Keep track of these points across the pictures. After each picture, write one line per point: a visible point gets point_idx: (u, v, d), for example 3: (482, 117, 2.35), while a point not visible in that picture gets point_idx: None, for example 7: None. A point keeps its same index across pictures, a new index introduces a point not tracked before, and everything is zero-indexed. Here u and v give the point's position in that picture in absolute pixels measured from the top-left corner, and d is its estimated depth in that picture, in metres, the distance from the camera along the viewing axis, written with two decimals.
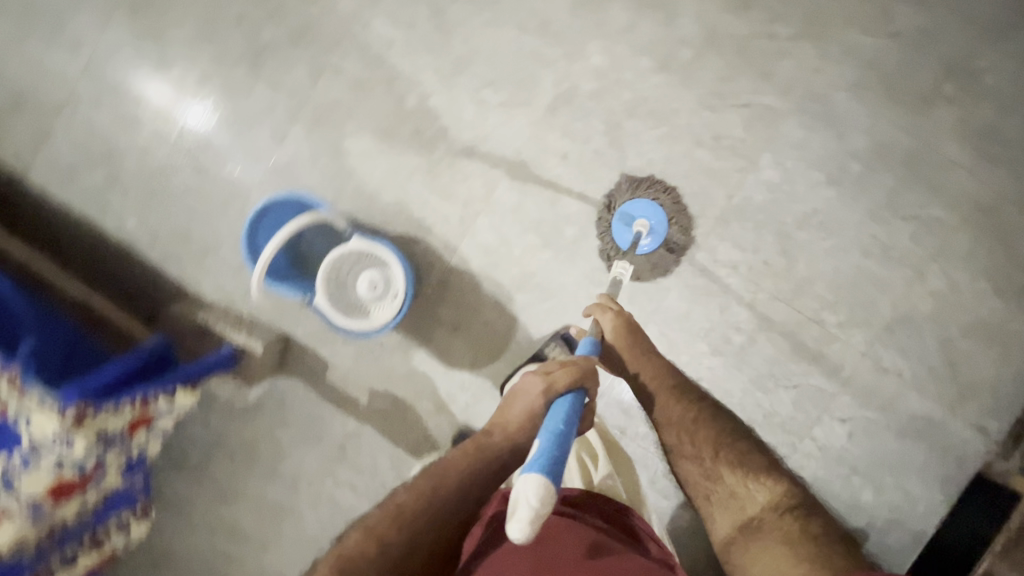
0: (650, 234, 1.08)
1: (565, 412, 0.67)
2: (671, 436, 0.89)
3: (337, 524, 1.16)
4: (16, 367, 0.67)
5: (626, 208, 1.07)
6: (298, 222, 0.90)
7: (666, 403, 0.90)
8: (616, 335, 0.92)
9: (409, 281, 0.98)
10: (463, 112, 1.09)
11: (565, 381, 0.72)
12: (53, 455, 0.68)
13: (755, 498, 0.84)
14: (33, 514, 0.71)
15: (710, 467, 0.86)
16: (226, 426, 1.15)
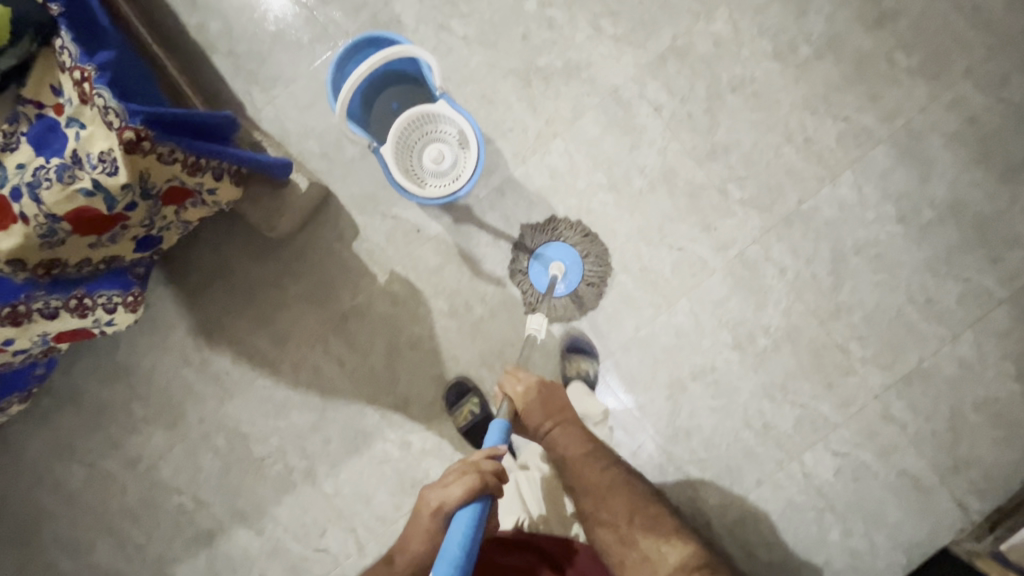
0: (565, 277, 1.08)
1: (464, 528, 0.59)
2: (586, 501, 0.89)
3: (309, 395, 1.11)
4: (92, 66, 0.63)
5: (542, 250, 1.08)
6: (409, 48, 0.87)
7: (585, 469, 0.90)
8: (528, 402, 0.90)
9: (476, 165, 0.94)
10: (576, 32, 1.07)
11: (461, 495, 0.67)
12: (91, 175, 0.64)
13: (667, 560, 0.85)
14: (46, 231, 0.66)
15: (624, 533, 0.86)
16: (232, 259, 1.10)
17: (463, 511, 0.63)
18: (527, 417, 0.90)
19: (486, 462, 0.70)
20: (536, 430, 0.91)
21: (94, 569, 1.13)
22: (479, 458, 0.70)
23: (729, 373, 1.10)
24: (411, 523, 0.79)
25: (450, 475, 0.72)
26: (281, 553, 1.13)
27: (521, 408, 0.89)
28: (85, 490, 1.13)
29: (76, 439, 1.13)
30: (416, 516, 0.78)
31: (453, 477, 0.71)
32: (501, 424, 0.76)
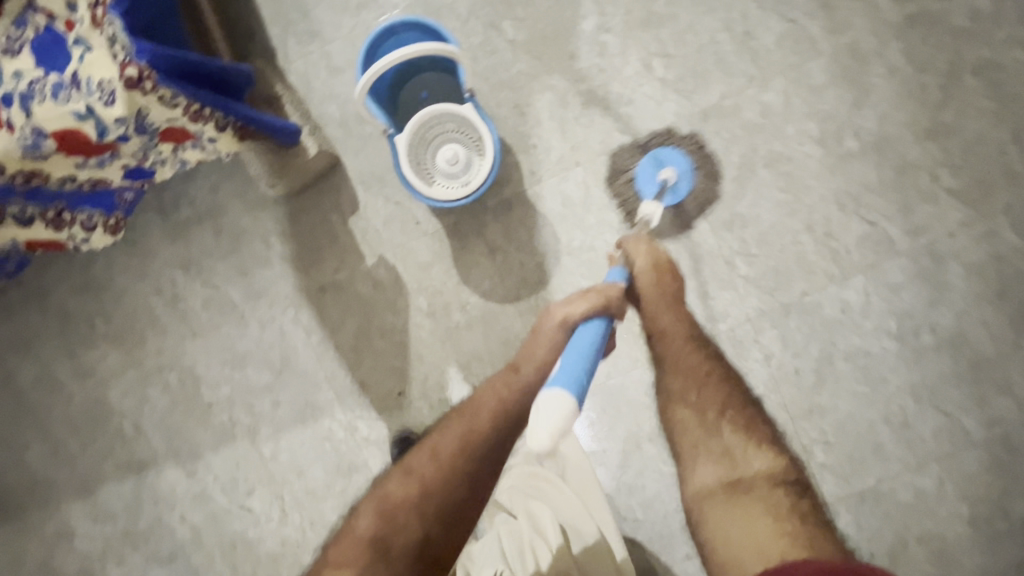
0: (676, 184, 1.03)
1: (592, 335, 0.71)
2: (676, 381, 0.90)
3: (272, 355, 1.11)
4: None
5: (659, 152, 1.03)
6: (450, 46, 0.85)
7: (681, 351, 0.91)
8: (647, 278, 0.92)
9: (490, 175, 0.92)
10: (625, 65, 1.03)
11: (583, 308, 0.78)
12: (86, 100, 0.62)
13: (751, 463, 0.81)
14: (29, 144, 0.64)
15: (710, 420, 0.85)
16: (229, 202, 1.08)
17: (588, 324, 0.74)
18: (639, 287, 0.92)
19: (610, 291, 0.80)
20: (648, 300, 0.92)
21: (26, 466, 1.15)
22: (603, 287, 0.81)
23: None
24: (531, 342, 0.85)
25: (574, 300, 0.82)
26: (206, 500, 1.14)
27: (636, 277, 0.92)
28: (34, 389, 1.14)
29: (36, 339, 1.13)
30: (540, 336, 0.84)
31: (578, 300, 0.81)
32: (618, 275, 0.89)
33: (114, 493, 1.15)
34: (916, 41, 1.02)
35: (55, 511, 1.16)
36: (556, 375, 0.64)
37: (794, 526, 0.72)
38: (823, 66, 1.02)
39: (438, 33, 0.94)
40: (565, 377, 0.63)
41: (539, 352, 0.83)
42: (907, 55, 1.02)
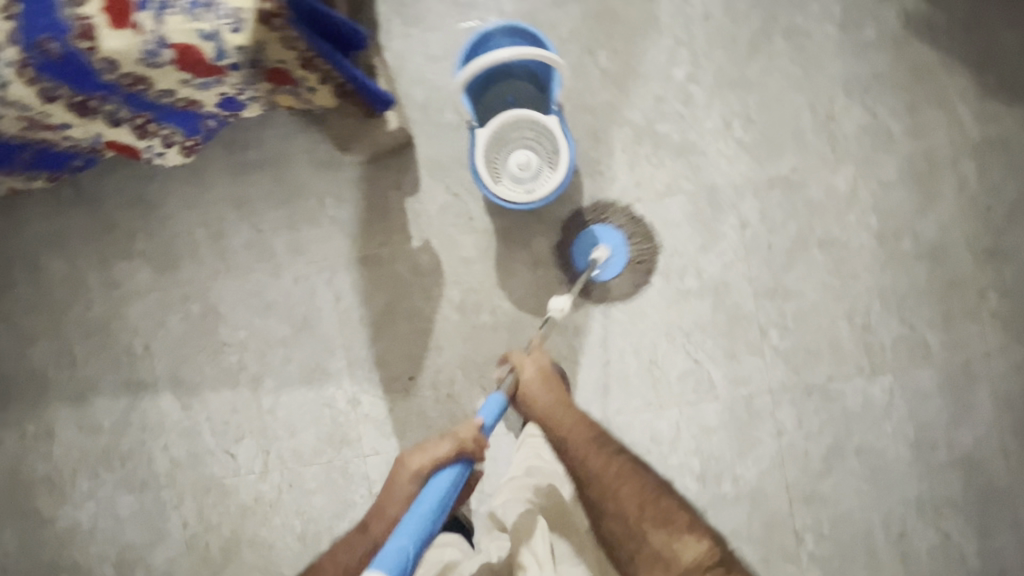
0: (609, 261, 1.05)
1: (437, 492, 0.71)
2: (593, 491, 0.82)
3: (296, 311, 1.11)
4: None
5: (587, 234, 1.06)
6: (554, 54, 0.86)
7: (585, 453, 0.86)
8: (537, 389, 0.93)
9: (554, 191, 0.93)
10: (706, 119, 1.06)
11: (446, 451, 0.81)
12: (215, 23, 0.65)
13: (681, 558, 0.75)
14: (150, 50, 0.67)
15: (633, 525, 0.78)
16: (295, 155, 1.10)
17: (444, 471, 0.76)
18: (531, 397, 0.93)
19: (468, 431, 0.83)
20: (545, 411, 0.91)
21: (28, 361, 1.14)
22: (461, 431, 0.83)
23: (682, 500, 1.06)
24: (388, 493, 0.88)
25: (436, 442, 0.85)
26: (193, 437, 1.13)
27: (529, 395, 0.93)
28: (57, 287, 1.14)
29: (72, 240, 1.13)
30: (400, 487, 0.86)
31: (443, 444, 0.83)
32: (498, 399, 0.89)
33: (105, 409, 1.14)
34: (991, 163, 1.03)
35: (42, 412, 1.15)
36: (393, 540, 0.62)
37: None
38: (896, 166, 1.04)
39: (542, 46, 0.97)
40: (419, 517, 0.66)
41: (392, 501, 0.86)
42: (979, 174, 1.03)
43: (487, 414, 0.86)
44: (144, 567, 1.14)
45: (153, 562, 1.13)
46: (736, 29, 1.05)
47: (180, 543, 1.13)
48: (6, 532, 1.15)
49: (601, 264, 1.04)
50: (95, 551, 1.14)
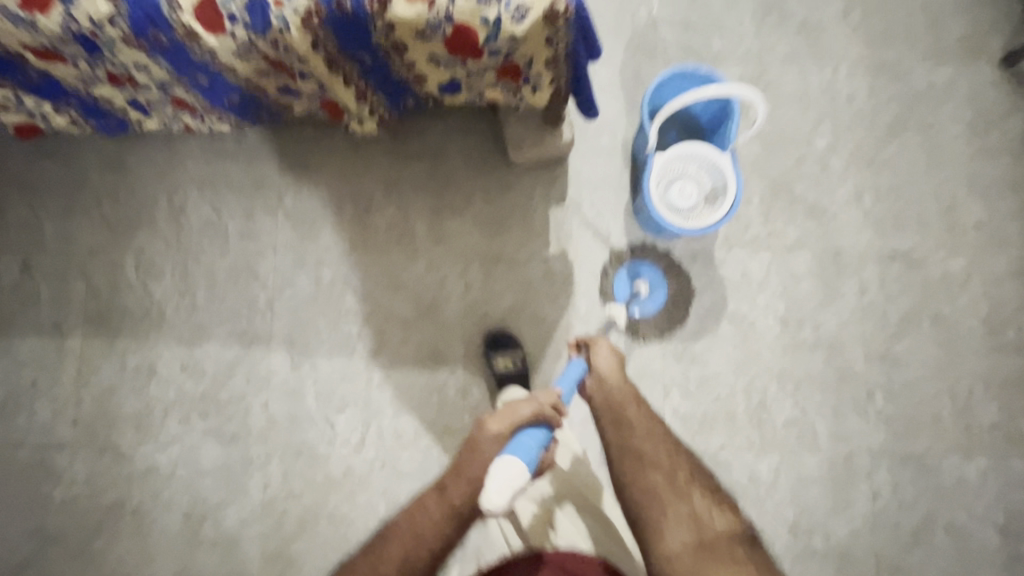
0: (649, 296, 1.13)
1: (533, 444, 0.80)
2: (648, 444, 0.90)
3: (424, 294, 1.14)
4: None
5: (625, 273, 1.13)
6: (763, 101, 0.86)
7: (635, 414, 0.92)
8: (612, 370, 0.95)
9: (702, 228, 0.97)
10: (840, 187, 1.14)
11: (527, 412, 0.85)
12: (500, 11, 0.72)
13: (713, 524, 0.85)
14: (435, 24, 0.74)
15: (677, 484, 0.87)
16: (453, 147, 1.15)
17: (530, 430, 0.82)
18: (606, 371, 0.95)
19: (548, 398, 0.87)
20: (611, 382, 0.94)
21: (147, 296, 1.16)
22: (540, 394, 0.89)
23: (772, 547, 1.06)
24: (466, 455, 0.86)
25: (514, 404, 0.88)
26: (295, 398, 1.12)
27: (599, 368, 0.95)
28: (195, 228, 1.17)
29: (220, 187, 1.17)
30: (477, 450, 0.85)
31: (522, 404, 0.87)
32: (580, 366, 0.97)
33: (213, 355, 1.14)
34: None
35: (149, 346, 1.15)
36: (516, 445, 0.80)
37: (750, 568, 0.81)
38: (1007, 262, 1.12)
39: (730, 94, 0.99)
40: (520, 452, 0.79)
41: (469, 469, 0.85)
42: None
43: (563, 385, 0.93)
44: (213, 523, 1.10)
45: (224, 520, 1.10)
46: (877, 115, 1.15)
47: (256, 506, 1.10)
48: (79, 461, 1.12)
49: (640, 300, 1.12)
50: (165, 499, 1.11)
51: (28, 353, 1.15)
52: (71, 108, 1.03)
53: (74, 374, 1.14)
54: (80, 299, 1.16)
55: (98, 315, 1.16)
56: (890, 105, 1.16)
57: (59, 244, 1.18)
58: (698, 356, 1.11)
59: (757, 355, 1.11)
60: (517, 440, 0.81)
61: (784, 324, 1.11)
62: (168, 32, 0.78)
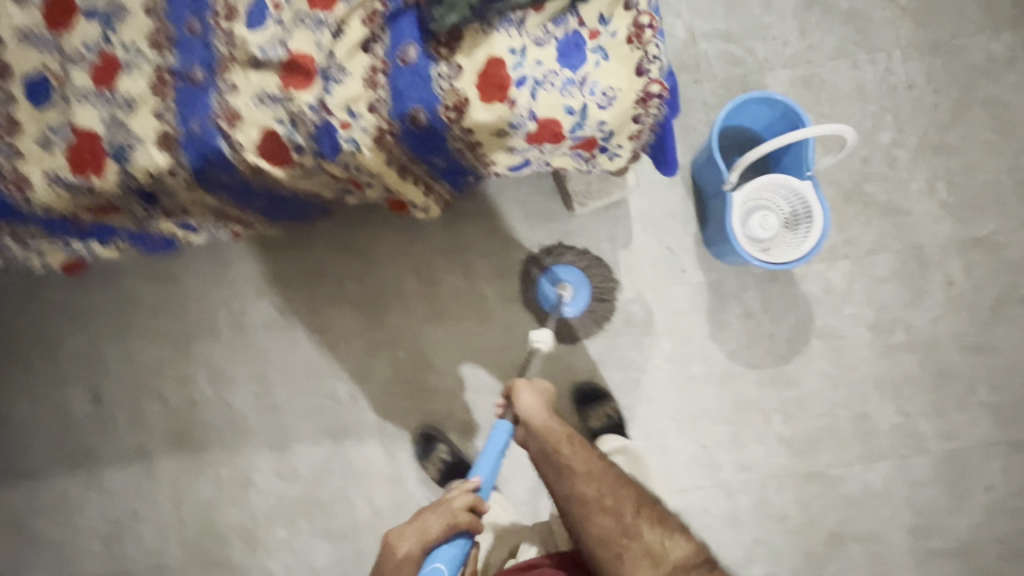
0: (574, 297, 1.08)
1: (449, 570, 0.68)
2: (587, 488, 0.82)
3: (506, 360, 1.11)
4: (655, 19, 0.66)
5: (545, 277, 1.09)
6: (853, 131, 0.81)
7: (573, 455, 0.84)
8: (541, 420, 0.85)
9: (791, 261, 0.94)
10: (911, 181, 1.10)
11: (437, 529, 0.73)
12: (584, 99, 0.68)
13: (667, 554, 0.79)
14: (516, 122, 0.69)
15: (627, 523, 0.80)
16: (509, 205, 1.11)
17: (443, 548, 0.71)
18: (534, 425, 0.85)
19: (460, 502, 0.75)
20: (540, 434, 0.85)
21: (224, 406, 1.13)
22: (453, 494, 0.77)
23: (894, 554, 1.07)
24: None
25: (425, 513, 0.75)
26: (396, 485, 1.11)
27: (527, 419, 0.85)
28: (260, 330, 1.13)
29: (278, 284, 1.13)
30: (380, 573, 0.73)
31: (434, 516, 0.74)
32: (503, 436, 0.83)
33: (304, 456, 1.12)
34: None
35: (238, 458, 1.12)
36: None
37: None
38: None
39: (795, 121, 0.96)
40: None
41: None
42: None
43: (482, 473, 0.80)
44: None
45: None
46: (939, 98, 1.11)
47: None
48: None
49: (566, 301, 1.07)
50: None
51: (118, 485, 1.12)
52: (119, 239, 0.95)
53: (169, 498, 1.12)
54: (157, 422, 1.13)
55: (180, 434, 1.13)
56: (950, 85, 1.11)
57: (124, 370, 1.13)
58: (794, 376, 1.09)
59: (852, 367, 1.09)
60: None
61: (874, 330, 1.09)
62: (231, 172, 0.74)
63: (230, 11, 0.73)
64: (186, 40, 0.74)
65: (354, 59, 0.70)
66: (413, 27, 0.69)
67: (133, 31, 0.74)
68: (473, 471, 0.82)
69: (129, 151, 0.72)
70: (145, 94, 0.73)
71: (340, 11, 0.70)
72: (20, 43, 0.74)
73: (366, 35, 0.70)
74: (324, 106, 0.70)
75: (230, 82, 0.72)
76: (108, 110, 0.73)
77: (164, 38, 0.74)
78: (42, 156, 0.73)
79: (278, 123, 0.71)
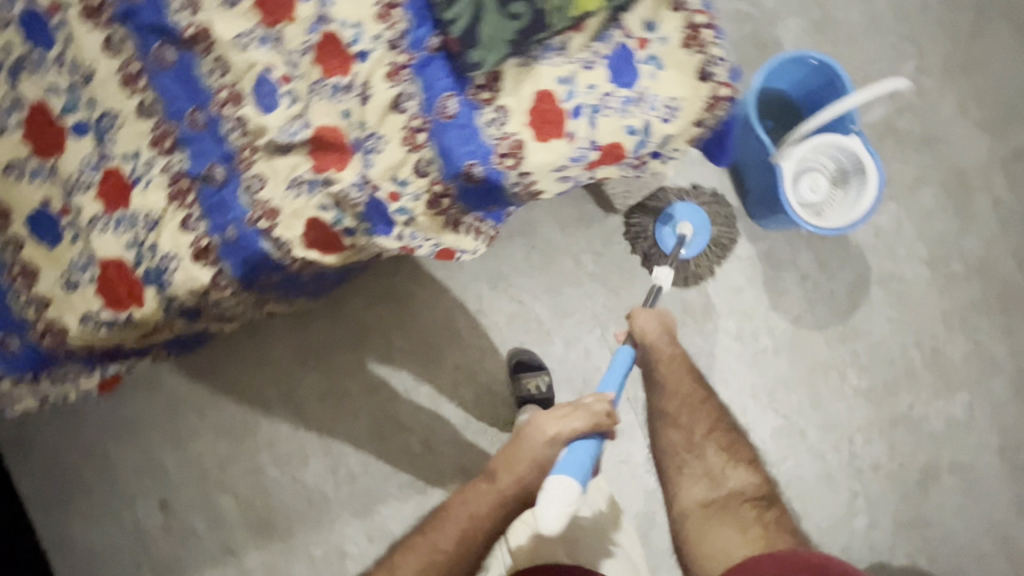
0: (694, 239, 1.00)
1: (583, 460, 0.70)
2: (671, 403, 0.95)
3: (574, 375, 1.08)
4: (706, 19, 0.61)
5: (668, 211, 1.01)
6: (906, 84, 0.78)
7: (668, 375, 0.94)
8: (654, 337, 0.89)
9: (853, 220, 0.91)
10: (942, 106, 1.07)
11: (580, 425, 0.74)
12: (645, 116, 0.62)
13: (727, 480, 0.91)
14: (577, 154, 0.63)
15: (696, 441, 0.93)
16: (544, 218, 1.07)
17: (582, 442, 0.72)
18: (648, 342, 0.89)
19: (601, 405, 0.75)
20: (649, 350, 0.90)
21: (299, 485, 1.09)
22: (591, 400, 0.76)
23: (987, 477, 1.08)
24: (515, 444, 0.82)
25: (564, 408, 0.77)
26: None
27: (643, 338, 0.88)
28: (315, 401, 1.08)
29: (325, 350, 1.08)
30: (521, 442, 0.81)
31: (570, 412, 0.76)
32: (627, 356, 0.82)
33: (392, 517, 1.08)
34: None
35: (326, 532, 1.09)
36: (566, 459, 0.70)
37: (756, 534, 0.85)
38: None
39: (829, 74, 0.91)
40: (571, 470, 0.69)
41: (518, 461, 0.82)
42: None
43: (611, 386, 0.80)
44: None
45: None
46: (953, 17, 1.07)
47: None
48: None
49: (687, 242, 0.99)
50: None
51: None
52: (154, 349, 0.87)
53: None
54: (235, 516, 1.09)
55: (261, 522, 1.09)
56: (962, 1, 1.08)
57: (185, 473, 1.09)
58: (862, 328, 1.08)
59: (916, 306, 1.08)
60: (564, 454, 0.71)
61: (931, 264, 1.08)
62: (280, 270, 0.67)
63: (235, 94, 0.66)
64: (193, 136, 0.67)
65: (387, 122, 0.64)
66: (446, 74, 0.62)
67: (132, 139, 0.67)
68: (604, 384, 0.80)
69: (165, 273, 0.66)
70: (167, 206, 0.66)
71: (361, 72, 0.64)
72: (8, 179, 0.66)
73: (395, 93, 0.63)
74: (368, 180, 0.64)
75: (255, 174, 0.65)
76: (128, 233, 0.66)
77: (168, 138, 0.67)
78: (69, 299, 0.66)
79: (323, 210, 0.65)
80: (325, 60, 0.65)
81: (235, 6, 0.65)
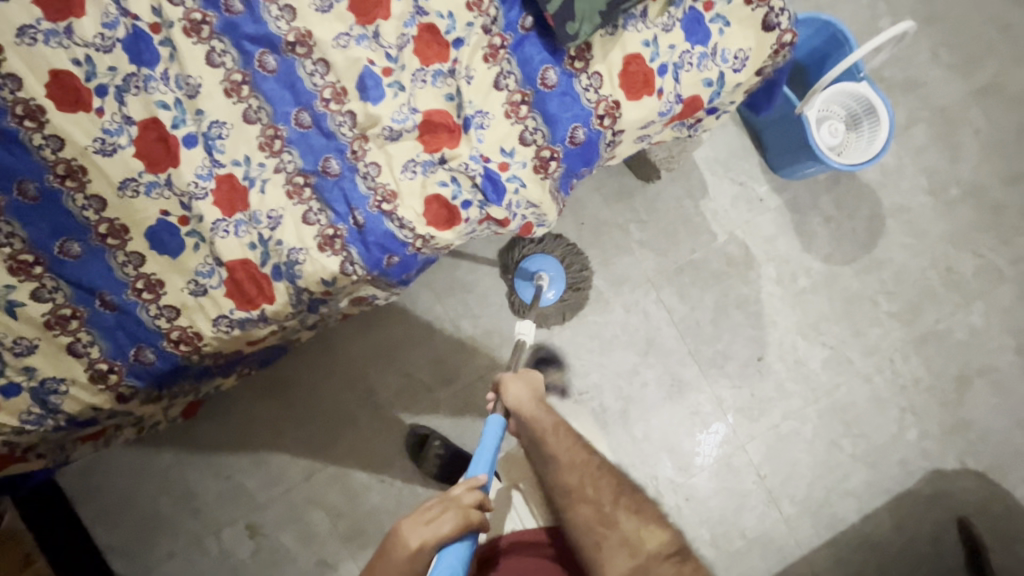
0: (550, 286, 1.06)
1: None
2: (569, 476, 0.74)
3: (638, 336, 1.14)
4: None
5: (524, 263, 1.08)
6: (912, 25, 0.90)
7: (563, 446, 0.74)
8: (532, 409, 0.72)
9: (872, 155, 1.01)
10: (918, 54, 1.22)
11: (449, 528, 0.52)
12: (720, 68, 0.70)
13: (643, 543, 0.70)
14: (665, 109, 0.71)
15: (606, 512, 0.72)
16: (588, 197, 1.15)
17: (451, 548, 0.51)
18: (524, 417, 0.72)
19: (470, 495, 0.55)
20: (528, 422, 0.72)
21: (387, 486, 1.08)
22: (458, 491, 0.55)
23: (1011, 375, 1.20)
24: None
25: (427, 506, 0.54)
26: None
27: (519, 409, 0.71)
28: (394, 399, 1.10)
29: (396, 349, 1.10)
30: None
31: (428, 513, 0.53)
32: (497, 427, 0.66)
33: None
34: None
35: None
36: None
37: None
38: None
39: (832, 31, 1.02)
40: None
41: None
42: None
43: (482, 468, 0.61)
44: None
45: None
46: None
47: None
48: None
49: (544, 290, 1.05)
50: None
51: None
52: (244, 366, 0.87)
53: None
54: (327, 529, 1.07)
55: (354, 529, 1.08)
56: None
57: (271, 493, 1.07)
58: (884, 257, 1.19)
59: (926, 231, 1.20)
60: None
61: (932, 193, 1.21)
62: (401, 251, 0.70)
63: (338, 91, 0.70)
64: (301, 135, 0.70)
65: (490, 99, 0.69)
66: (541, 50, 0.69)
67: (242, 145, 0.69)
68: (473, 470, 0.62)
69: (291, 266, 0.69)
70: (285, 203, 0.69)
71: (461, 58, 0.70)
72: (125, 197, 0.67)
73: (495, 72, 0.69)
74: (481, 153, 0.69)
75: (371, 162, 0.70)
76: (251, 234, 0.69)
77: (277, 140, 0.70)
78: (201, 305, 0.69)
79: (442, 186, 0.70)
80: (424, 50, 0.70)
81: (328, 10, 0.69)
